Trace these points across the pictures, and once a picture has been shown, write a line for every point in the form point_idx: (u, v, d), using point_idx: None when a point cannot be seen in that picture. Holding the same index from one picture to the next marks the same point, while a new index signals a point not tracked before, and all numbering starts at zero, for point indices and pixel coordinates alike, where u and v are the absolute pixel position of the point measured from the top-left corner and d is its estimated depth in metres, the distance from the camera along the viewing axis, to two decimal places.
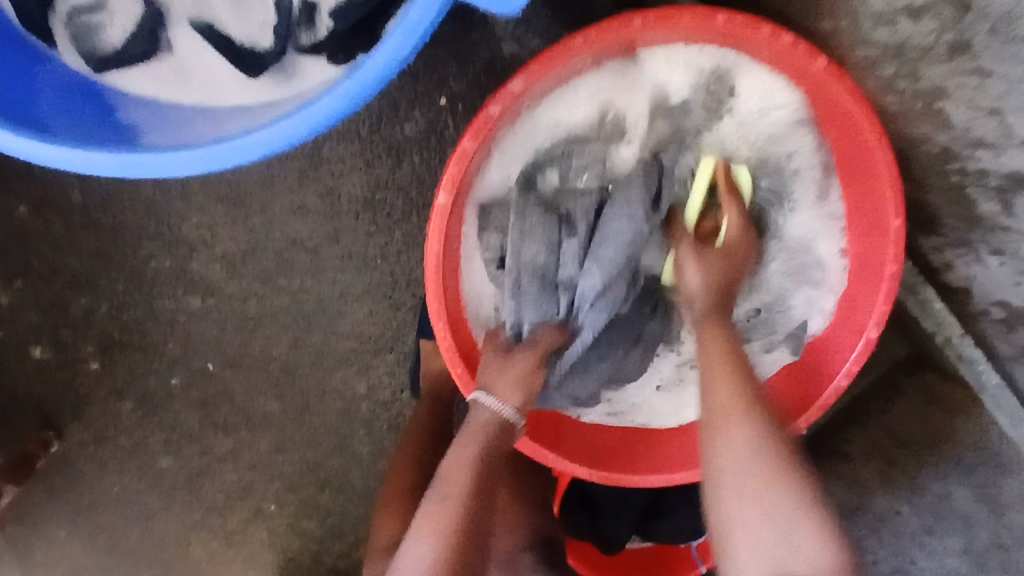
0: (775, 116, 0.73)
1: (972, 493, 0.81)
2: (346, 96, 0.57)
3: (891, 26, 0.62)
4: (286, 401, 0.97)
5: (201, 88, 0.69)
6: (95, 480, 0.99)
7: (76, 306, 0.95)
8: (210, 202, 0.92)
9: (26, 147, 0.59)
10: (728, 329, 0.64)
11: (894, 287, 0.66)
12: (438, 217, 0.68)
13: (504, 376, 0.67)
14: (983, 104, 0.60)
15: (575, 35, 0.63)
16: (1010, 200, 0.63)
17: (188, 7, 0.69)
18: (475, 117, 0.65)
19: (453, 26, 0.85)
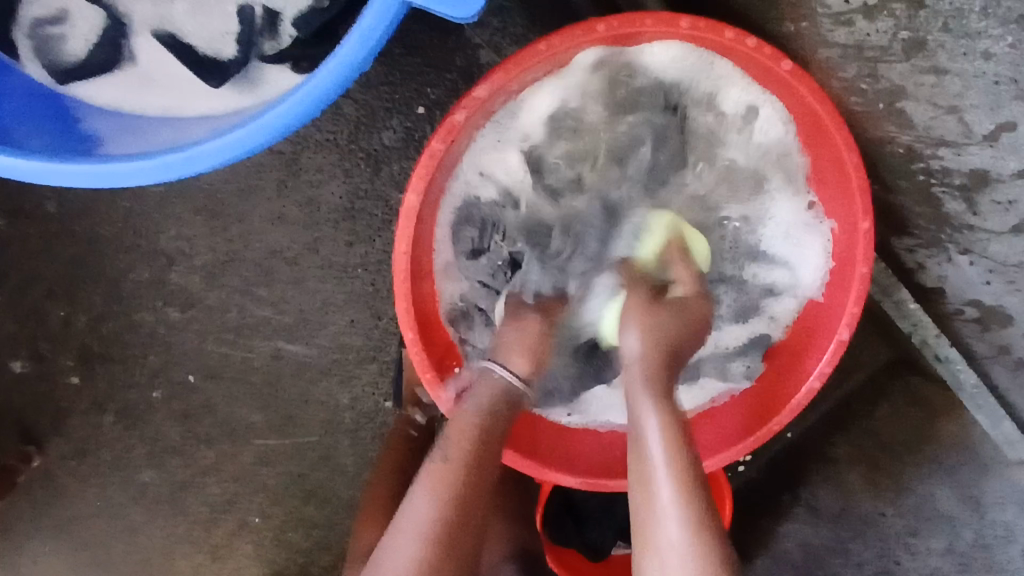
0: (750, 116, 0.72)
1: (952, 490, 0.81)
2: (308, 101, 0.57)
3: (849, 26, 0.64)
4: (268, 412, 0.97)
5: (162, 95, 0.68)
6: (75, 494, 0.98)
7: (56, 317, 0.94)
8: (188, 213, 0.92)
9: None
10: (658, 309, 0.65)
11: (865, 288, 0.66)
12: (406, 221, 0.67)
13: (507, 338, 0.67)
14: (942, 103, 0.64)
15: (539, 41, 0.63)
16: (975, 198, 0.67)
17: (150, 17, 0.69)
18: (441, 124, 0.65)
19: (430, 33, 0.85)
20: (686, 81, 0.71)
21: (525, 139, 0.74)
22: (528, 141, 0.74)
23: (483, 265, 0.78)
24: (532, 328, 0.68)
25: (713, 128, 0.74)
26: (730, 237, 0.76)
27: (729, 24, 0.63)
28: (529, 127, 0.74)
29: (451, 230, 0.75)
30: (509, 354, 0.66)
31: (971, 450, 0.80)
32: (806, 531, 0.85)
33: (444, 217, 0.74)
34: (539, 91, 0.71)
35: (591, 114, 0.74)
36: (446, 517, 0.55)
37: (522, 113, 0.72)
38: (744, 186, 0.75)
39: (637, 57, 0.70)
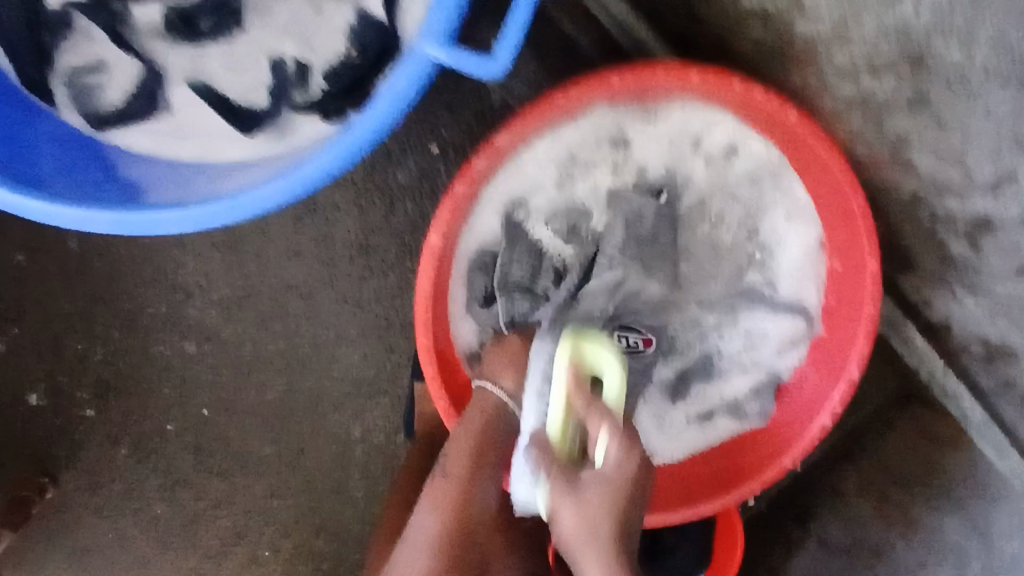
0: (745, 165, 0.76)
1: (963, 525, 0.81)
2: (340, 153, 0.59)
3: (855, 82, 0.68)
4: (281, 444, 0.97)
5: (194, 143, 0.71)
6: (86, 528, 0.98)
7: (73, 351, 0.95)
8: (207, 249, 0.93)
9: (20, 203, 0.61)
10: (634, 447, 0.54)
11: (872, 328, 0.67)
12: (427, 259, 0.70)
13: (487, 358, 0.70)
14: (947, 154, 0.67)
15: (556, 92, 0.66)
16: (980, 241, 0.69)
17: (185, 68, 0.72)
18: (461, 170, 0.68)
19: (444, 76, 0.88)
20: (688, 133, 0.75)
21: (531, 187, 0.77)
22: (534, 191, 0.77)
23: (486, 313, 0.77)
24: (512, 347, 0.69)
25: (712, 178, 0.77)
26: (738, 278, 0.78)
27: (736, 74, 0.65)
28: (550, 172, 0.77)
29: (469, 269, 0.76)
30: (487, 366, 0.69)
31: (983, 484, 0.80)
32: (817, 565, 0.85)
33: (462, 254, 0.75)
34: (544, 144, 0.75)
35: (606, 163, 0.77)
36: (446, 533, 0.61)
37: (529, 162, 0.76)
38: (750, 233, 0.77)
39: (639, 113, 0.75)
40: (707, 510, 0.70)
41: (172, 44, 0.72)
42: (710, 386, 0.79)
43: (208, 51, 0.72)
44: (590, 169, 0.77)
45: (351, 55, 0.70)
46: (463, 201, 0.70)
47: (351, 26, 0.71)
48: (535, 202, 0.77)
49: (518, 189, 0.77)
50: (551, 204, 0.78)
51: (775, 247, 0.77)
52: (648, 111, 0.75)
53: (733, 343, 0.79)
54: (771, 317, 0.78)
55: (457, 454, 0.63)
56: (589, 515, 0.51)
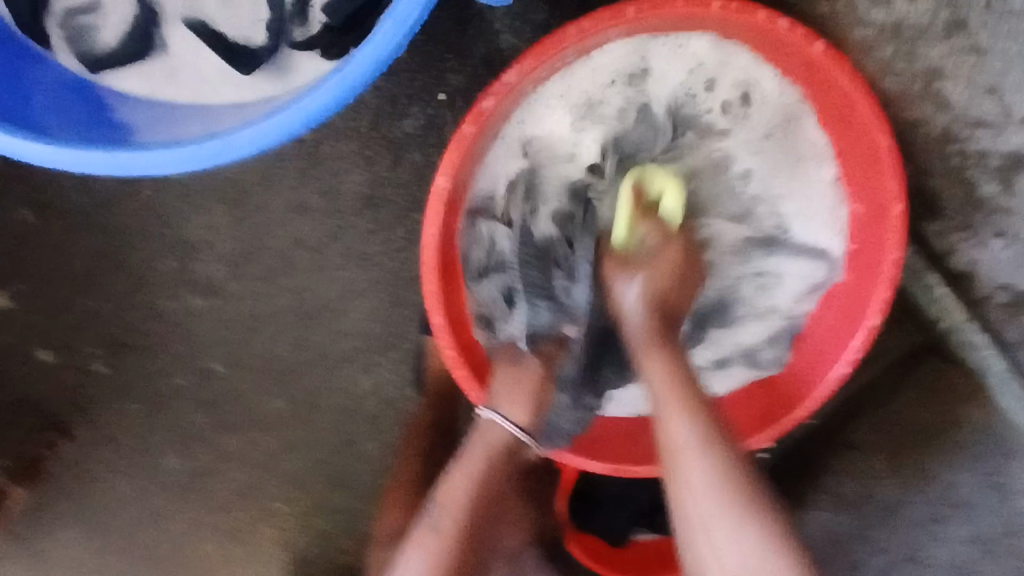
0: (763, 102, 0.73)
1: (977, 475, 0.80)
2: (336, 90, 0.57)
3: (888, 6, 0.65)
4: (291, 399, 0.98)
5: (193, 84, 0.69)
6: (101, 481, 0.99)
7: (81, 306, 0.95)
8: (211, 202, 0.92)
9: (13, 143, 0.59)
10: (676, 359, 0.61)
11: (896, 274, 0.65)
12: (436, 202, 0.67)
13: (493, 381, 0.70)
14: (981, 81, 0.64)
15: (568, 26, 0.63)
16: (1012, 179, 0.67)
17: (179, 4, 0.69)
18: (470, 109, 0.65)
19: (451, 20, 0.84)
20: (705, 69, 0.73)
21: (543, 130, 0.75)
22: (545, 135, 0.75)
23: (488, 293, 0.78)
24: (527, 376, 0.70)
25: (732, 117, 0.74)
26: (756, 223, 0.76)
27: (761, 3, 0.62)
28: (562, 113, 0.74)
29: (484, 246, 0.77)
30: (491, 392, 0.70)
31: (997, 435, 0.79)
32: (827, 518, 0.85)
33: (479, 230, 0.76)
34: (555, 83, 0.72)
35: (620, 102, 0.74)
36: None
37: (541, 102, 0.73)
38: (770, 175, 0.75)
39: (654, 49, 0.72)
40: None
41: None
42: (726, 331, 0.78)
43: None
44: (604, 109, 0.74)
45: None
46: (472, 142, 0.67)
47: None
48: (546, 147, 0.75)
49: (530, 130, 0.74)
50: (564, 146, 0.76)
51: (794, 188, 0.75)
52: (664, 46, 0.72)
53: (746, 288, 0.77)
54: (789, 258, 0.76)
55: (453, 502, 0.64)
56: (649, 268, 0.64)
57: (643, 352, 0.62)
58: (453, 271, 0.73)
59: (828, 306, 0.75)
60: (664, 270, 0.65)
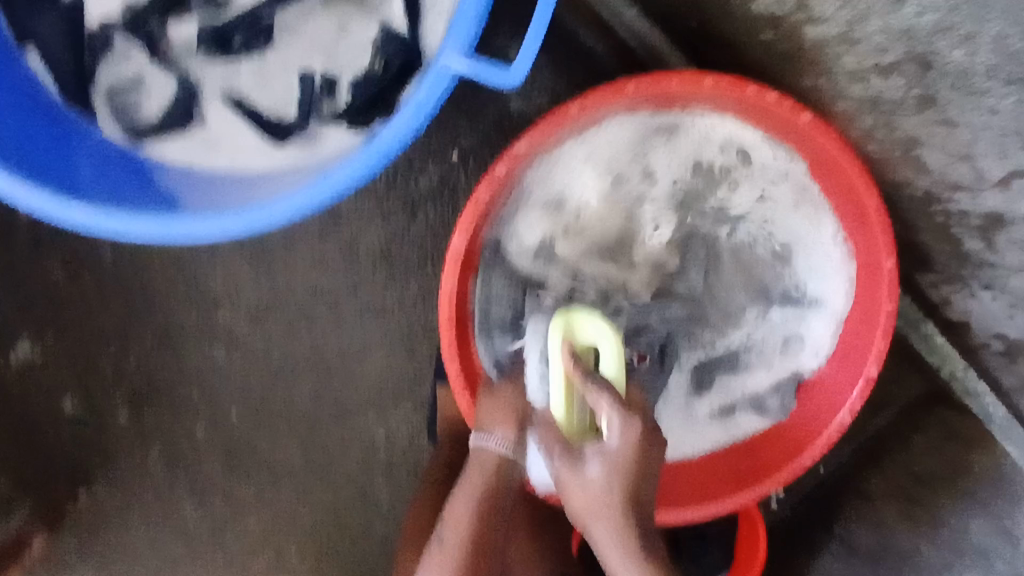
0: (762, 164, 0.77)
1: (987, 521, 0.81)
2: (365, 163, 0.61)
3: (864, 83, 0.69)
4: (307, 449, 1.00)
5: (228, 153, 0.74)
6: (118, 533, 1.00)
7: (107, 360, 0.98)
8: (235, 258, 0.96)
9: (60, 210, 0.62)
10: (629, 492, 0.57)
11: (892, 324, 0.67)
12: (452, 261, 0.70)
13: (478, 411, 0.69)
14: (954, 150, 0.67)
15: (571, 103, 0.66)
16: (993, 238, 0.69)
17: (218, 82, 0.75)
18: (484, 175, 0.68)
19: (464, 86, 0.90)
20: (707, 136, 0.77)
21: (555, 195, 0.79)
22: (558, 201, 0.79)
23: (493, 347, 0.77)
24: (506, 398, 0.68)
25: (734, 181, 0.78)
26: (765, 282, 0.78)
27: (750, 80, 0.66)
28: (570, 178, 0.78)
29: (483, 300, 0.77)
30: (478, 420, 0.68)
31: (1006, 483, 0.80)
32: (838, 567, 0.85)
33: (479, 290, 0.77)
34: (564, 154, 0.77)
35: (625, 166, 0.78)
36: None
37: (551, 172, 0.77)
38: (776, 235, 0.78)
39: (657, 119, 0.76)
40: (734, 504, 0.70)
41: (205, 59, 0.75)
42: (732, 379, 0.80)
43: (241, 66, 0.75)
44: (612, 176, 0.78)
45: (374, 68, 0.73)
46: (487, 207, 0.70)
47: (375, 39, 0.73)
48: (558, 212, 0.79)
49: (541, 192, 0.78)
50: (574, 208, 0.79)
51: (799, 247, 0.77)
52: (666, 116, 0.76)
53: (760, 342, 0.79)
54: (795, 313, 0.79)
55: (456, 525, 0.63)
56: (620, 444, 0.58)
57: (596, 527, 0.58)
58: (467, 334, 0.76)
59: (836, 361, 0.76)
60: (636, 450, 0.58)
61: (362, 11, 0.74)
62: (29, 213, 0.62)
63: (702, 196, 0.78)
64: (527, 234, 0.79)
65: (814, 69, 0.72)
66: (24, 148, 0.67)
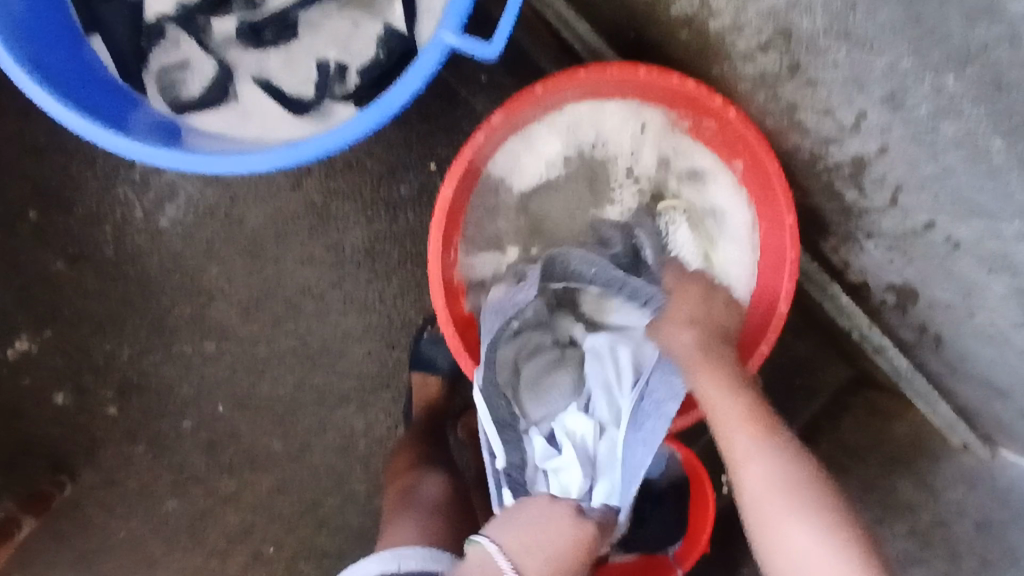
0: (673, 133, 0.84)
1: (909, 479, 0.88)
2: (370, 119, 0.64)
3: (753, 61, 0.70)
4: (288, 440, 1.06)
5: (256, 123, 0.77)
6: (103, 523, 1.06)
7: (100, 351, 1.05)
8: (229, 256, 1.04)
9: (102, 135, 0.66)
10: (724, 371, 0.70)
11: (796, 270, 0.73)
12: (441, 208, 0.75)
13: (536, 551, 0.65)
14: (820, 105, 0.67)
15: (534, 86, 0.75)
16: (862, 182, 0.69)
17: (251, 67, 0.78)
18: (464, 144, 0.75)
19: (442, 103, 1.01)
20: (626, 119, 0.84)
21: (512, 177, 0.86)
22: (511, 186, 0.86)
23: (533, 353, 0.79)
24: None
25: (652, 154, 0.85)
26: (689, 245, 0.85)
27: (675, 70, 0.73)
28: (527, 153, 0.85)
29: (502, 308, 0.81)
30: (531, 565, 0.64)
31: (925, 444, 0.89)
32: None
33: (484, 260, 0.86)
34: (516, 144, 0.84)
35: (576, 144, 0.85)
36: None
37: (504, 159, 0.84)
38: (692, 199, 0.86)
39: (586, 109, 0.84)
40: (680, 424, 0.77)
41: (240, 47, 0.78)
42: None
43: (270, 53, 0.78)
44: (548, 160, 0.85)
45: (378, 57, 0.77)
46: (467, 167, 0.76)
47: (379, 36, 0.77)
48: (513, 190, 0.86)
49: (505, 166, 0.84)
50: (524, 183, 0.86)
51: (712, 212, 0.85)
52: (592, 108, 0.84)
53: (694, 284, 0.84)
54: (737, 261, 0.83)
55: None
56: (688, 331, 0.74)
57: (690, 377, 0.70)
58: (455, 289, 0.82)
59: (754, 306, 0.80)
60: (699, 325, 0.75)
61: (372, 9, 0.78)
62: (77, 135, 0.65)
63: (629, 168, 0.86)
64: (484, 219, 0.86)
65: (718, 57, 0.74)
66: (77, 90, 0.70)
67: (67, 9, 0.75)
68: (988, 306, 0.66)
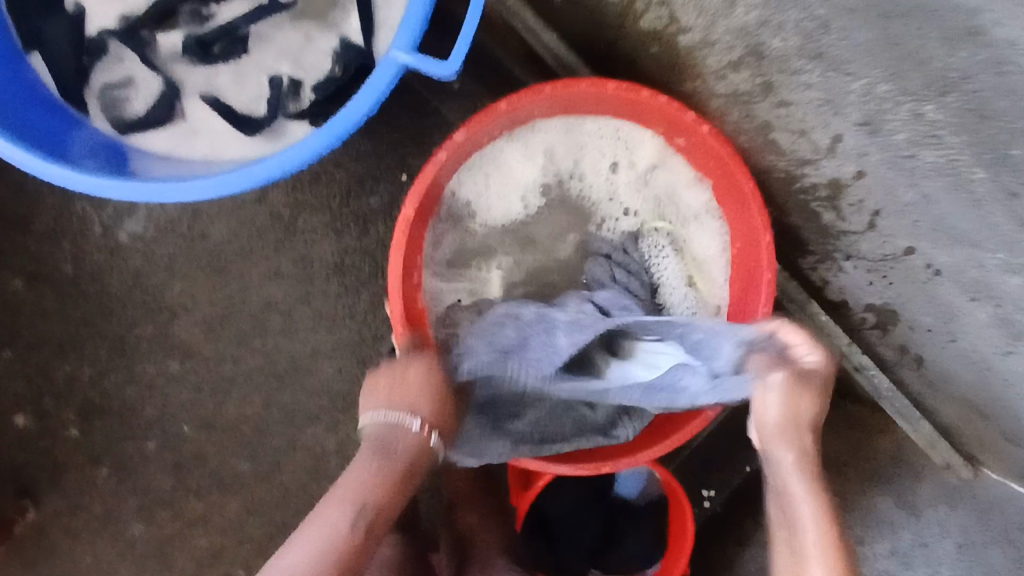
0: (648, 148, 0.81)
1: (892, 498, 0.86)
2: (326, 137, 0.61)
3: (725, 80, 0.69)
4: (256, 460, 1.03)
5: (205, 142, 0.74)
6: (67, 550, 1.02)
7: (61, 373, 1.01)
8: (193, 272, 1.00)
9: (43, 167, 0.63)
10: (813, 478, 0.59)
11: (773, 291, 0.70)
12: (402, 227, 0.72)
13: (408, 390, 0.64)
14: (795, 126, 0.67)
15: (499, 101, 0.72)
16: (839, 205, 0.69)
17: (200, 82, 0.75)
18: (424, 163, 0.72)
19: (412, 113, 0.97)
20: (597, 135, 0.82)
21: (477, 199, 0.82)
22: (477, 207, 0.83)
23: (534, 355, 0.69)
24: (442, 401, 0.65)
25: (627, 170, 0.82)
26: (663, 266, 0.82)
27: (644, 85, 0.71)
28: (492, 177, 0.82)
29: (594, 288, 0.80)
30: (408, 398, 0.63)
31: (906, 458, 0.86)
32: None
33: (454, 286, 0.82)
34: (481, 161, 0.81)
35: (545, 168, 0.83)
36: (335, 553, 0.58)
37: (469, 179, 0.81)
38: (670, 218, 0.83)
39: (555, 127, 0.81)
40: (653, 454, 0.72)
41: (186, 62, 0.75)
42: None
43: (219, 70, 0.75)
44: (516, 177, 0.82)
45: (334, 71, 0.73)
46: (431, 182, 0.74)
47: (335, 51, 0.74)
48: (480, 211, 0.83)
49: (471, 185, 0.81)
50: (489, 203, 0.83)
51: (691, 231, 0.81)
52: (560, 124, 0.81)
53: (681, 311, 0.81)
54: (719, 283, 0.80)
55: (360, 479, 0.61)
56: (805, 403, 0.59)
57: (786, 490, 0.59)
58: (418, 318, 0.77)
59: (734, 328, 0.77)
60: (815, 401, 0.60)
61: (327, 22, 0.75)
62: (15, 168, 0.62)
63: (600, 190, 0.83)
64: (447, 242, 0.82)
65: (690, 72, 0.73)
66: (14, 115, 0.67)
67: (6, 24, 0.72)
68: (970, 331, 0.66)
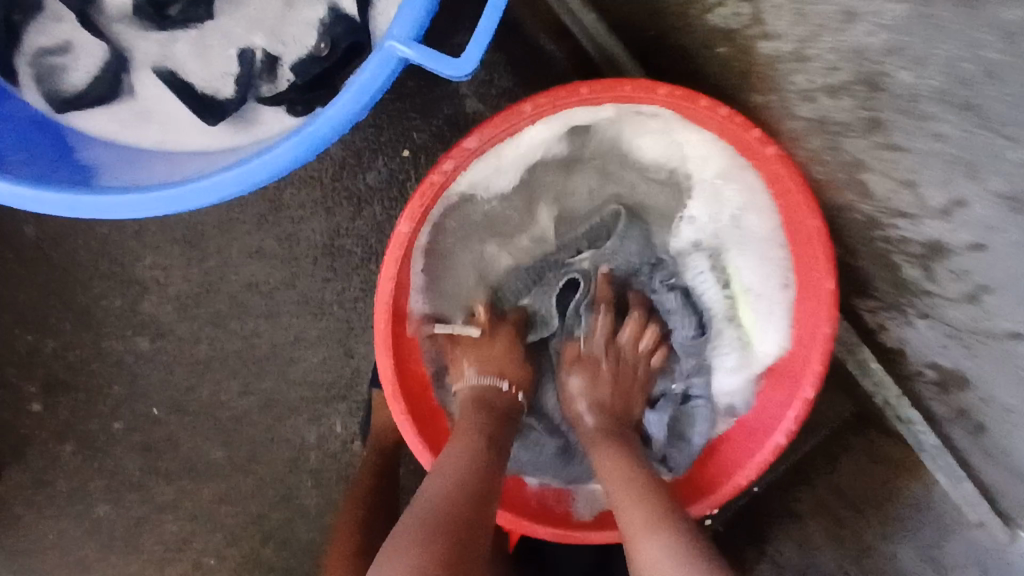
0: (709, 158, 0.71)
1: (912, 550, 0.77)
2: (304, 143, 0.52)
3: (813, 101, 0.61)
4: (231, 448, 0.96)
5: (161, 130, 0.65)
6: (30, 526, 0.96)
7: (21, 342, 0.92)
8: (166, 243, 0.90)
9: None
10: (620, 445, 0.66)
11: (827, 351, 0.64)
12: (395, 244, 0.66)
13: (489, 354, 0.72)
14: (898, 175, 0.58)
15: (523, 102, 0.63)
16: (932, 266, 0.61)
17: (152, 52, 0.65)
18: (430, 169, 0.65)
19: (420, 81, 0.85)
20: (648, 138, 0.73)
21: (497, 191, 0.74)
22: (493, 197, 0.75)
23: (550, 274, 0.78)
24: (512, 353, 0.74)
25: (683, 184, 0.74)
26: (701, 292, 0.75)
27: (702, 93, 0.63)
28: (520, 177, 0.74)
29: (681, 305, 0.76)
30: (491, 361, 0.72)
31: (935, 510, 0.77)
32: None
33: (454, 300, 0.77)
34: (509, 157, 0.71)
35: None
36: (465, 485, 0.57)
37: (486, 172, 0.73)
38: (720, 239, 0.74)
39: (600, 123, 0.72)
40: None
41: (137, 26, 0.65)
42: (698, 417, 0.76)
43: (177, 38, 0.66)
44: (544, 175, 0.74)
45: (319, 49, 0.65)
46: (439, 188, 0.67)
47: (320, 21, 0.65)
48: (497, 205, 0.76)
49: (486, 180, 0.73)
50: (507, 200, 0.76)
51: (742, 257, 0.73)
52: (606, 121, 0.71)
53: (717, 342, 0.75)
54: (765, 321, 0.73)
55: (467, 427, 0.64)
56: (592, 379, 0.72)
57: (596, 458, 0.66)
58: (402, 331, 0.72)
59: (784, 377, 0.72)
60: (612, 385, 0.72)
61: None
62: None
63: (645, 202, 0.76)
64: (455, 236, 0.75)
65: (764, 84, 0.65)
66: None
67: None
68: None
